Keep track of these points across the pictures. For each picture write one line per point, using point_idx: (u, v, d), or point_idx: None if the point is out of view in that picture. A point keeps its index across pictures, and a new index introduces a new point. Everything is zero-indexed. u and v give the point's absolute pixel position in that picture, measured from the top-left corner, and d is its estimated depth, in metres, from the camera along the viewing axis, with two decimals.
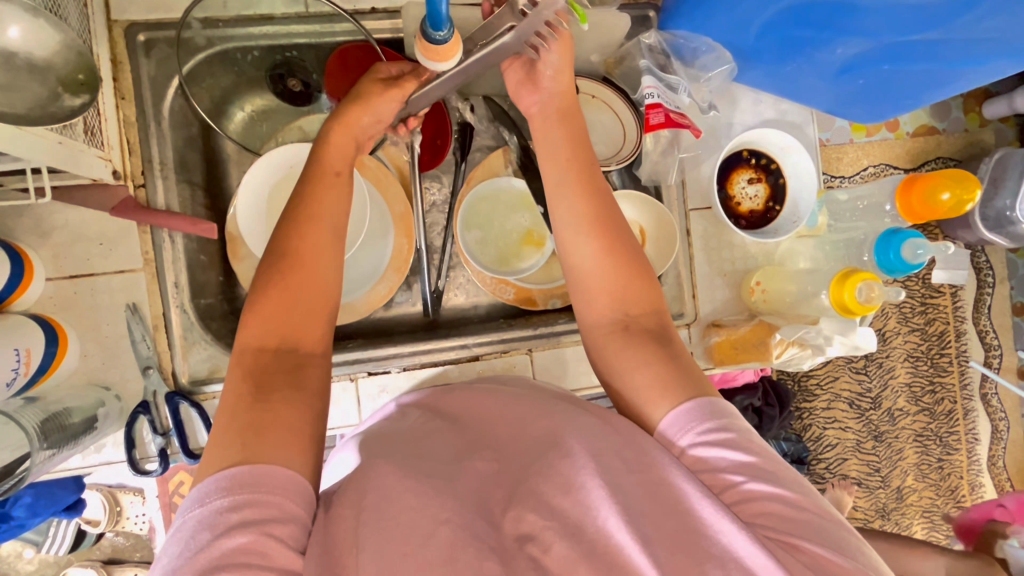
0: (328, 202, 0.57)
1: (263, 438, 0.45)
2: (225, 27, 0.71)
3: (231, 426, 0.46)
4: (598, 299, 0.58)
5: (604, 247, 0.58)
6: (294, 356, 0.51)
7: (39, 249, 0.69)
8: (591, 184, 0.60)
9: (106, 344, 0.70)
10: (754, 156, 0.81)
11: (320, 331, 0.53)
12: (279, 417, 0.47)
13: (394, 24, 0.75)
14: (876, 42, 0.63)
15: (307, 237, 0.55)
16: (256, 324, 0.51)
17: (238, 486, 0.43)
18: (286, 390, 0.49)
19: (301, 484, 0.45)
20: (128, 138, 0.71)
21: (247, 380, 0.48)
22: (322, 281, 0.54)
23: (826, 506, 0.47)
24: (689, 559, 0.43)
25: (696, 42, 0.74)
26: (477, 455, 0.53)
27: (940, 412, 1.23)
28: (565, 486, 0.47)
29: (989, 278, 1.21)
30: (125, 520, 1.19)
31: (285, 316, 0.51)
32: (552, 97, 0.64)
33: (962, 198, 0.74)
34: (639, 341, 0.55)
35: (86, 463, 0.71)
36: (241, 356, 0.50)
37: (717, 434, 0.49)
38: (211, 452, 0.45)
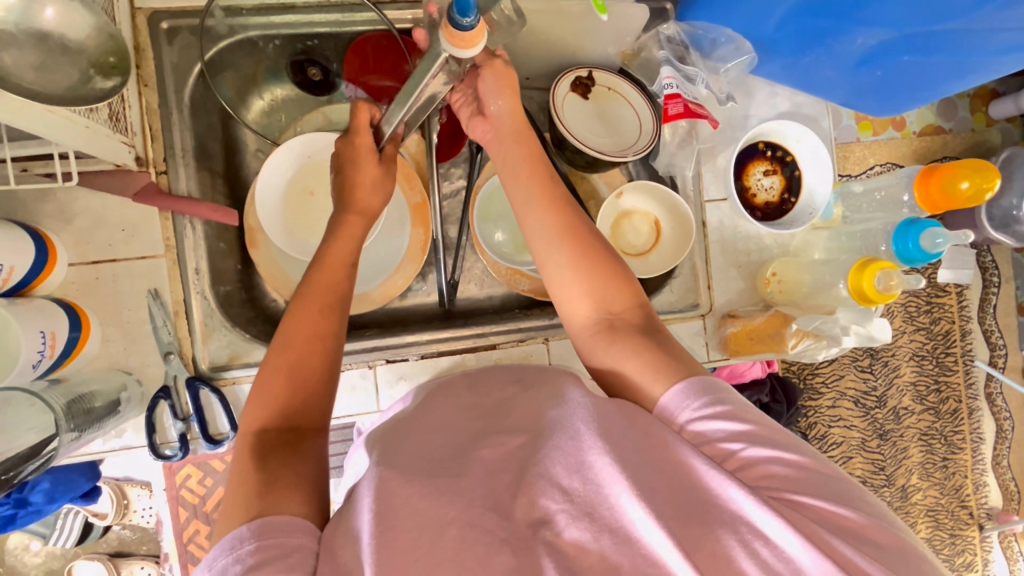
0: (333, 283, 0.61)
1: (268, 495, 0.46)
2: (247, 15, 0.72)
3: (237, 496, 0.47)
4: (579, 300, 0.59)
5: (573, 260, 0.60)
6: (298, 430, 0.52)
7: (62, 234, 0.69)
8: (551, 191, 0.63)
9: (127, 329, 0.70)
10: (769, 148, 0.81)
11: (321, 405, 0.55)
12: (280, 481, 0.48)
13: (415, 15, 0.76)
14: (894, 33, 0.64)
15: (306, 318, 0.58)
16: (259, 406, 0.53)
17: (243, 538, 0.43)
18: (287, 457, 0.50)
19: (304, 522, 0.45)
20: (151, 125, 0.72)
21: (250, 455, 0.50)
22: (320, 359, 0.56)
23: (823, 461, 0.49)
24: (701, 527, 0.44)
25: (716, 34, 0.75)
26: (488, 442, 0.52)
27: (944, 412, 1.23)
28: (576, 465, 0.47)
29: (994, 277, 1.21)
30: (132, 513, 1.20)
31: (289, 394, 0.54)
32: (501, 122, 0.67)
33: (982, 187, 0.74)
34: (626, 335, 0.56)
35: (107, 449, 0.70)
36: (246, 440, 0.51)
37: (713, 408, 0.50)
38: (223, 521, 0.46)
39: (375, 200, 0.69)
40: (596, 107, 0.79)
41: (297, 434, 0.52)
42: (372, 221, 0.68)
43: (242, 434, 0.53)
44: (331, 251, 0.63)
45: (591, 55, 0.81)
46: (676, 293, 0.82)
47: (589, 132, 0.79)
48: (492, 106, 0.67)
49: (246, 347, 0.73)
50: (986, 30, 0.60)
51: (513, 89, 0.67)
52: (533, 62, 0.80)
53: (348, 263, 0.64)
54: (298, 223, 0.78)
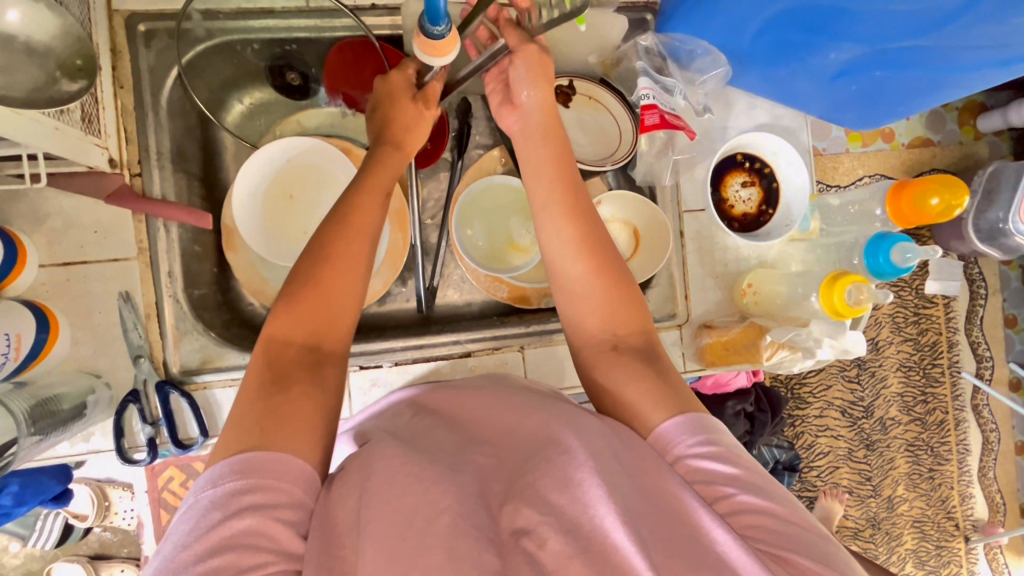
0: (367, 212, 0.59)
1: (280, 425, 0.46)
2: (225, 19, 0.72)
3: (252, 411, 0.47)
4: (588, 318, 0.59)
5: (589, 270, 0.60)
6: (319, 355, 0.52)
7: (34, 235, 0.68)
8: (575, 201, 0.62)
9: (97, 332, 0.70)
10: (747, 159, 0.81)
11: (345, 334, 0.55)
12: (294, 409, 0.48)
13: (394, 21, 0.76)
14: (868, 48, 0.64)
15: (345, 245, 0.56)
16: (284, 320, 0.52)
17: (246, 470, 0.44)
18: (305, 382, 0.50)
19: (308, 471, 0.46)
20: (126, 127, 0.71)
21: (270, 370, 0.50)
22: (351, 288, 0.55)
23: (811, 520, 0.48)
24: (686, 563, 0.43)
25: (693, 45, 0.75)
26: (477, 449, 0.52)
27: (931, 422, 1.23)
28: (563, 482, 0.46)
29: (981, 289, 1.22)
30: (114, 515, 1.20)
31: (315, 312, 0.53)
32: (531, 114, 0.66)
33: (951, 204, 0.74)
34: (629, 360, 0.56)
35: (73, 453, 0.70)
36: (267, 348, 0.51)
37: (710, 447, 0.50)
38: (229, 436, 0.46)
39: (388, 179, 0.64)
40: (577, 116, 0.80)
41: (319, 357, 0.52)
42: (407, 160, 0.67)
43: (263, 340, 0.52)
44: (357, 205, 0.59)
45: (573, 63, 0.81)
46: (655, 301, 0.82)
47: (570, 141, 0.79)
48: (523, 95, 0.66)
49: (217, 351, 0.73)
50: (956, 46, 0.61)
51: (546, 82, 0.66)
52: None
53: (382, 194, 0.62)
54: (273, 227, 0.78)
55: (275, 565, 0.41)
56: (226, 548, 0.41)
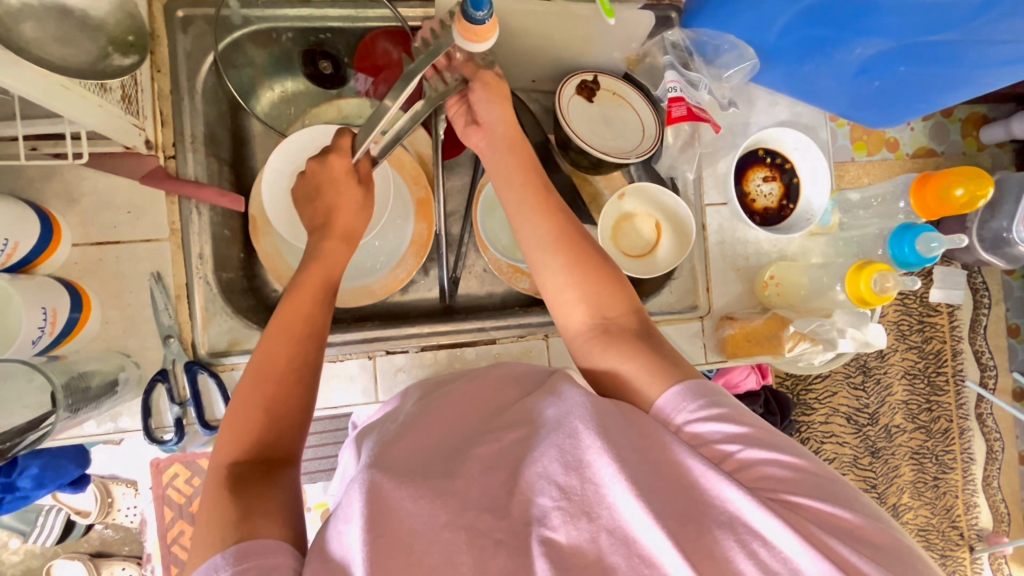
0: (312, 313, 0.61)
1: (246, 521, 0.45)
2: (262, 7, 0.73)
3: (211, 525, 0.46)
4: (574, 305, 0.60)
5: (568, 264, 0.61)
6: (272, 463, 0.52)
7: (68, 214, 0.69)
8: (545, 199, 0.65)
9: (127, 311, 0.70)
10: (768, 155, 0.83)
11: (295, 438, 0.55)
12: (257, 509, 0.47)
13: (426, 12, 0.78)
14: (892, 43, 0.66)
15: (287, 352, 0.57)
16: (229, 441, 0.52)
17: (220, 567, 0.42)
18: (261, 487, 0.49)
19: (280, 543, 0.45)
20: (162, 110, 0.72)
21: (223, 487, 0.49)
22: (297, 393, 0.56)
23: (820, 464, 0.49)
24: (698, 528, 0.44)
25: (719, 40, 0.77)
26: (478, 443, 0.52)
27: (935, 430, 1.24)
28: (573, 463, 0.47)
29: (985, 298, 1.23)
30: (116, 512, 1.19)
31: (262, 424, 0.53)
32: (495, 130, 0.70)
33: (975, 194, 0.76)
34: (621, 342, 0.57)
35: (100, 432, 0.69)
36: (216, 474, 0.50)
37: (711, 410, 0.50)
38: (200, 548, 0.45)
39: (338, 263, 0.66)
40: (601, 110, 0.81)
41: (271, 466, 0.52)
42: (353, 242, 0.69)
43: (211, 470, 0.51)
44: (301, 302, 0.61)
45: (598, 58, 0.82)
46: (675, 294, 0.83)
47: (594, 135, 0.80)
48: (485, 114, 0.70)
49: (246, 334, 0.74)
50: (981, 42, 0.62)
51: (504, 99, 0.70)
52: (541, 63, 0.82)
53: (322, 290, 0.63)
54: None
55: None
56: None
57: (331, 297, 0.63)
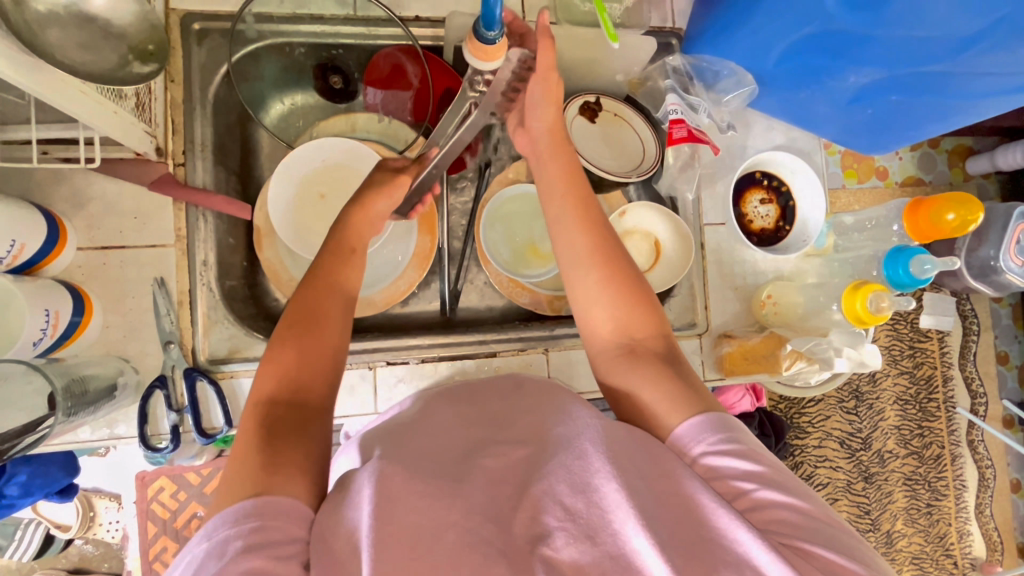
0: (340, 271, 0.62)
1: (274, 474, 0.45)
2: (277, 23, 0.75)
3: (244, 470, 0.46)
4: (602, 324, 0.60)
5: (603, 280, 0.61)
6: (305, 410, 0.52)
7: (73, 218, 0.69)
8: (585, 211, 0.65)
9: (128, 316, 0.70)
10: (765, 177, 0.85)
11: (329, 389, 0.55)
12: (287, 460, 0.47)
13: (436, 32, 0.80)
14: (886, 73, 0.69)
15: (322, 305, 0.58)
16: (267, 381, 0.53)
17: (243, 516, 0.42)
18: (294, 436, 0.49)
19: (303, 509, 0.45)
20: (173, 119, 0.73)
21: (257, 430, 0.49)
22: (331, 342, 0.57)
23: (830, 512, 0.47)
24: (702, 564, 0.43)
25: (719, 66, 0.79)
26: (487, 453, 0.52)
27: (927, 457, 1.24)
28: (580, 485, 0.47)
29: (974, 325, 1.25)
30: (97, 526, 1.15)
31: (297, 371, 0.54)
32: (542, 135, 0.70)
33: (967, 219, 0.78)
34: (646, 363, 0.57)
35: (95, 438, 0.68)
36: (252, 415, 0.51)
37: (729, 445, 0.49)
38: (225, 492, 0.45)
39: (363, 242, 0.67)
40: (603, 131, 0.83)
41: (304, 412, 0.52)
42: (372, 223, 0.68)
43: (247, 406, 0.52)
44: (327, 267, 0.62)
45: (601, 81, 0.85)
46: (674, 311, 0.84)
47: (595, 153, 0.82)
48: (536, 117, 0.69)
49: (246, 342, 0.73)
50: (968, 73, 0.65)
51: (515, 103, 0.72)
52: None
53: (348, 251, 0.65)
54: (305, 221, 0.79)
55: None
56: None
57: (354, 257, 0.65)
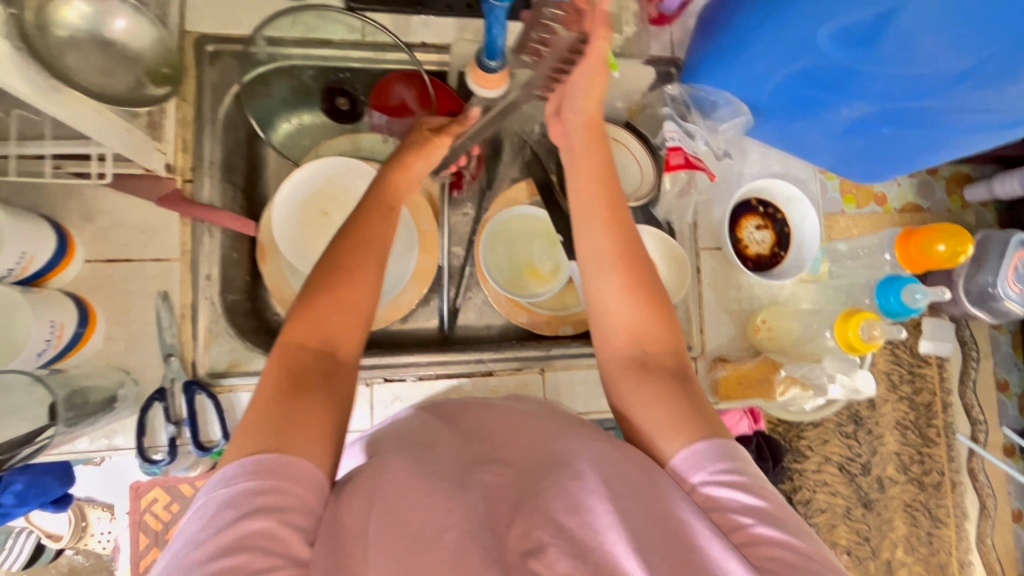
0: (375, 227, 0.62)
1: (295, 430, 0.48)
2: (286, 46, 0.77)
3: (269, 414, 0.48)
4: (617, 330, 0.59)
5: (624, 286, 0.60)
6: (332, 363, 0.53)
7: (82, 231, 0.71)
8: (614, 212, 0.62)
9: (132, 328, 0.71)
10: (762, 205, 0.87)
11: (357, 341, 0.56)
12: (308, 417, 0.49)
13: (441, 58, 0.82)
14: (877, 107, 0.71)
15: (355, 258, 0.58)
16: (299, 325, 0.54)
17: (261, 470, 0.45)
18: (318, 390, 0.51)
19: (320, 478, 0.48)
20: (184, 137, 0.75)
21: (285, 375, 0.51)
22: (362, 293, 0.57)
23: (829, 556, 0.47)
24: None
25: (716, 96, 0.81)
26: (487, 467, 0.53)
27: (927, 484, 1.24)
28: (575, 506, 0.47)
29: (974, 351, 1.25)
30: (89, 537, 1.13)
31: (327, 318, 0.55)
32: (575, 125, 0.66)
33: (957, 250, 0.80)
34: (656, 379, 0.56)
35: (93, 449, 0.69)
36: (283, 356, 0.53)
37: (730, 476, 0.49)
38: (245, 435, 0.48)
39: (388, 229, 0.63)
40: None
41: (330, 364, 0.53)
42: (413, 184, 0.70)
43: (279, 345, 0.54)
44: (357, 227, 0.61)
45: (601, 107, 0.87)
46: None
47: None
48: (568, 108, 0.66)
49: (246, 356, 0.74)
50: (957, 110, 0.67)
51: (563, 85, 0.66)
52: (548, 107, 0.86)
53: (389, 208, 0.65)
54: (307, 238, 0.80)
55: (282, 569, 0.42)
56: (236, 549, 0.41)
57: (394, 214, 0.65)
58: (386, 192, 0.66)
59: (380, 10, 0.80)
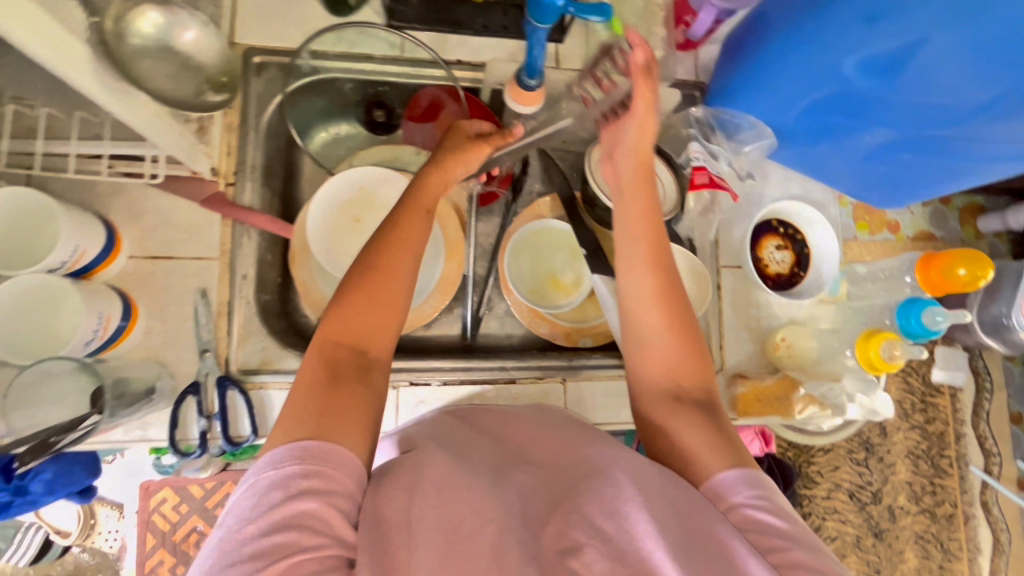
0: (411, 227, 0.63)
1: (335, 420, 0.50)
2: (329, 59, 0.81)
3: (307, 405, 0.50)
4: (653, 364, 0.62)
5: (664, 323, 0.62)
6: (367, 359, 0.56)
7: (128, 228, 0.74)
8: (658, 252, 0.65)
9: (170, 323, 0.73)
10: (782, 226, 0.89)
11: (389, 339, 0.58)
12: (347, 408, 0.51)
13: (475, 75, 0.86)
14: (897, 135, 0.73)
15: (391, 257, 0.61)
16: (335, 322, 0.56)
17: (305, 453, 0.47)
18: (354, 384, 0.53)
19: (360, 468, 0.49)
20: (229, 142, 0.79)
21: (322, 369, 0.53)
22: (396, 292, 0.59)
23: None
24: None
25: (740, 119, 0.84)
26: (519, 468, 0.54)
27: (940, 515, 1.23)
28: (611, 512, 0.48)
29: (987, 383, 1.26)
30: (96, 535, 1.15)
31: (362, 316, 0.57)
32: (626, 166, 0.70)
33: (977, 275, 0.80)
34: (688, 411, 0.58)
35: (126, 440, 0.70)
36: (320, 351, 0.55)
37: (763, 502, 0.51)
38: (287, 423, 0.50)
39: (421, 236, 0.64)
40: None
41: (365, 360, 0.55)
42: (448, 183, 0.70)
43: (315, 341, 0.56)
44: (395, 228, 0.63)
45: None
46: None
47: None
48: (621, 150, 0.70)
49: (278, 354, 0.76)
50: (977, 138, 0.68)
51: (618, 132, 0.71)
52: None
53: (425, 210, 0.66)
54: (338, 243, 0.83)
55: (329, 549, 0.44)
56: (286, 527, 0.43)
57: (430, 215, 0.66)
58: (421, 191, 0.67)
59: (419, 28, 0.84)
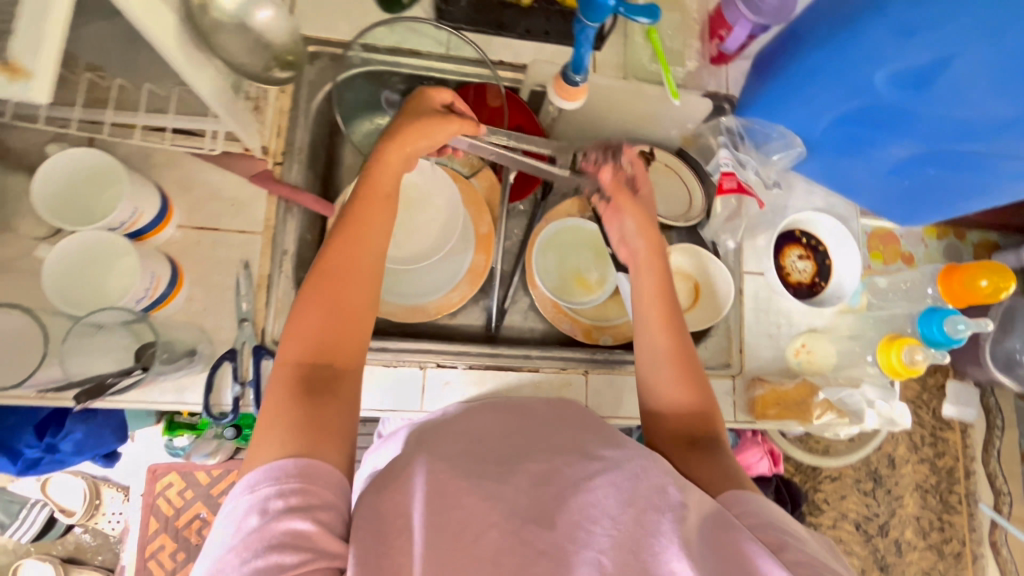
0: (374, 220, 0.62)
1: (313, 435, 0.48)
2: (380, 52, 0.85)
3: (277, 429, 0.48)
4: (669, 414, 0.63)
5: (677, 378, 0.64)
6: (332, 370, 0.53)
7: (179, 199, 0.77)
8: (669, 314, 0.67)
9: (212, 291, 0.76)
10: (805, 236, 0.91)
11: (356, 346, 0.56)
12: (325, 421, 0.50)
13: (516, 76, 0.90)
14: (923, 148, 0.76)
15: (355, 259, 0.59)
16: (296, 341, 0.54)
17: (285, 473, 0.45)
18: (326, 397, 0.51)
19: (339, 476, 0.47)
20: (280, 124, 0.83)
21: (289, 389, 0.51)
22: (360, 299, 0.57)
23: None
24: None
25: (769, 129, 0.87)
26: (527, 458, 0.53)
27: (948, 552, 1.22)
28: (628, 500, 0.47)
29: (997, 420, 1.22)
30: (100, 516, 1.16)
31: (324, 328, 0.55)
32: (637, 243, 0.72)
33: (999, 286, 0.83)
34: (706, 455, 0.59)
35: (162, 401, 0.72)
36: (282, 372, 0.52)
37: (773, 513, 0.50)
38: (260, 448, 0.47)
39: (381, 236, 0.62)
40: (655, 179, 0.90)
41: (332, 373, 0.53)
42: (408, 160, 0.66)
43: (277, 365, 0.53)
44: (360, 223, 0.61)
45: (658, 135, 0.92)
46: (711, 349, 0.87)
47: None
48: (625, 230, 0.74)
49: None
50: (1003, 155, 0.71)
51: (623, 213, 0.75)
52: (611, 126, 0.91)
53: (386, 197, 0.64)
54: None
55: (318, 564, 0.41)
56: (272, 548, 0.41)
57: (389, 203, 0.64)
58: (381, 175, 0.64)
59: (466, 28, 0.88)
